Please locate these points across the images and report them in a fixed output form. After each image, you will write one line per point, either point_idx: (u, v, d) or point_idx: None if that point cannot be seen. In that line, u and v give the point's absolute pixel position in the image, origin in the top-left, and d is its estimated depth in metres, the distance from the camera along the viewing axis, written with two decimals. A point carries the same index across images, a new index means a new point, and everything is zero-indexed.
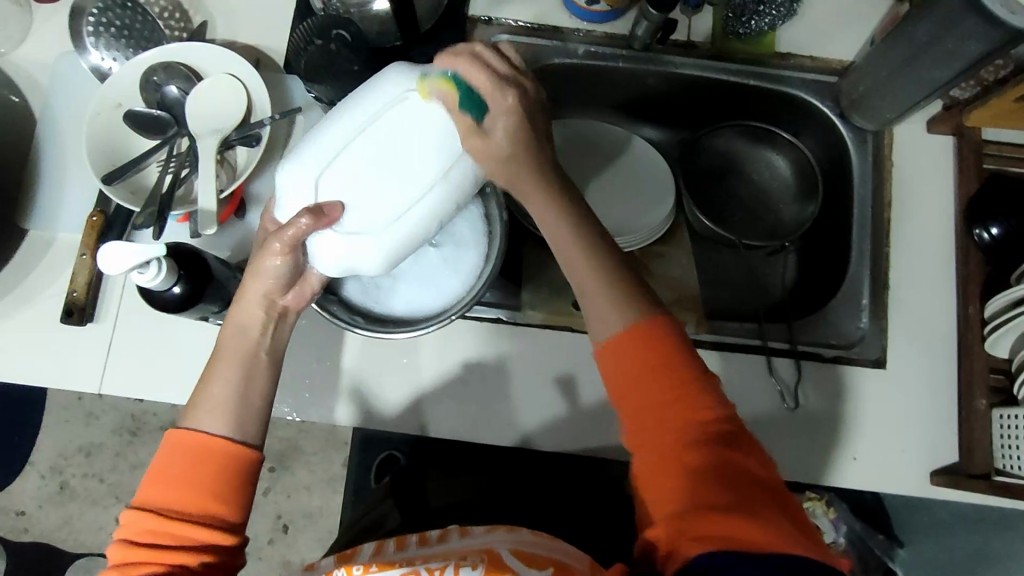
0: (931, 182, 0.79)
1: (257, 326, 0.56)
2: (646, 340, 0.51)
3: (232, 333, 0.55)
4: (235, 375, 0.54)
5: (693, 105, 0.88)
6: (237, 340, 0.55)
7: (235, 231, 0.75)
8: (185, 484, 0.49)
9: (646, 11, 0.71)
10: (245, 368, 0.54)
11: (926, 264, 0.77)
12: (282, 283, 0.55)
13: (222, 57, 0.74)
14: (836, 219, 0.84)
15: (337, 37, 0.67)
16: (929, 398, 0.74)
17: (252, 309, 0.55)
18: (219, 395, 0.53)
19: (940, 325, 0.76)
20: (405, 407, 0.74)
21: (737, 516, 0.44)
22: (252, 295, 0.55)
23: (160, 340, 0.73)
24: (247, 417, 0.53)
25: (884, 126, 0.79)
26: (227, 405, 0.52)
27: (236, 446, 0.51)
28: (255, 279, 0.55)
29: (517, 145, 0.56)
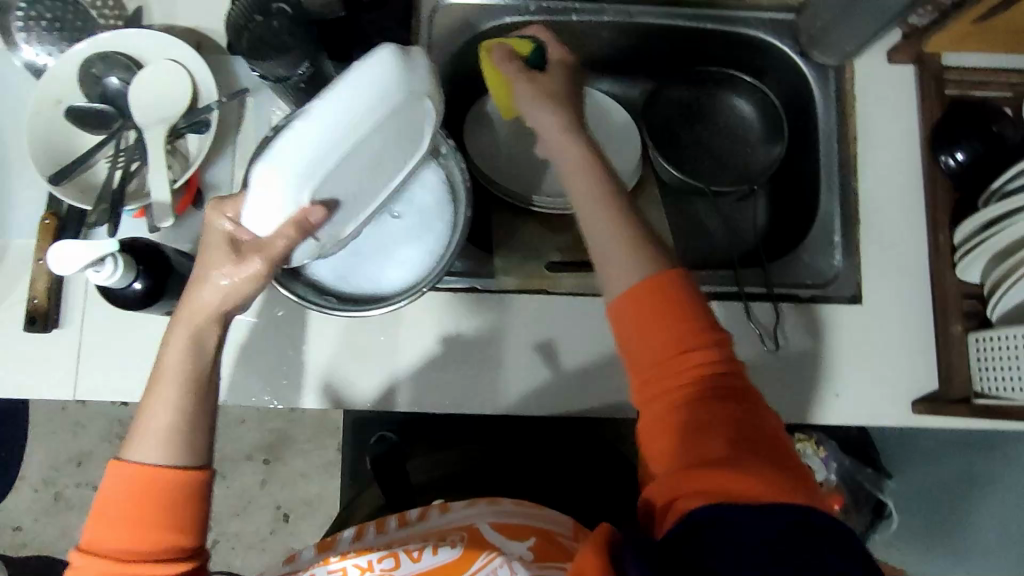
0: (896, 113, 0.79)
1: (207, 344, 0.50)
2: (670, 307, 0.50)
3: (175, 353, 0.50)
4: (185, 400, 0.49)
5: (652, 55, 0.86)
6: (181, 361, 0.50)
7: (195, 222, 0.73)
8: (135, 524, 0.47)
9: None
10: (192, 391, 0.50)
11: (895, 195, 0.77)
12: (231, 294, 0.50)
13: (161, 42, 0.71)
14: (803, 159, 0.83)
15: (279, 12, 0.65)
16: (906, 329, 0.75)
17: (192, 327, 0.50)
18: (164, 424, 0.49)
19: (911, 256, 0.76)
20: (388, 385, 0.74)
21: (730, 473, 0.44)
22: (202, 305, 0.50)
23: (130, 340, 0.72)
24: (201, 442, 0.50)
25: (845, 61, 0.78)
26: (174, 434, 0.49)
27: (184, 474, 0.48)
28: (203, 292, 0.49)
29: (558, 107, 0.59)
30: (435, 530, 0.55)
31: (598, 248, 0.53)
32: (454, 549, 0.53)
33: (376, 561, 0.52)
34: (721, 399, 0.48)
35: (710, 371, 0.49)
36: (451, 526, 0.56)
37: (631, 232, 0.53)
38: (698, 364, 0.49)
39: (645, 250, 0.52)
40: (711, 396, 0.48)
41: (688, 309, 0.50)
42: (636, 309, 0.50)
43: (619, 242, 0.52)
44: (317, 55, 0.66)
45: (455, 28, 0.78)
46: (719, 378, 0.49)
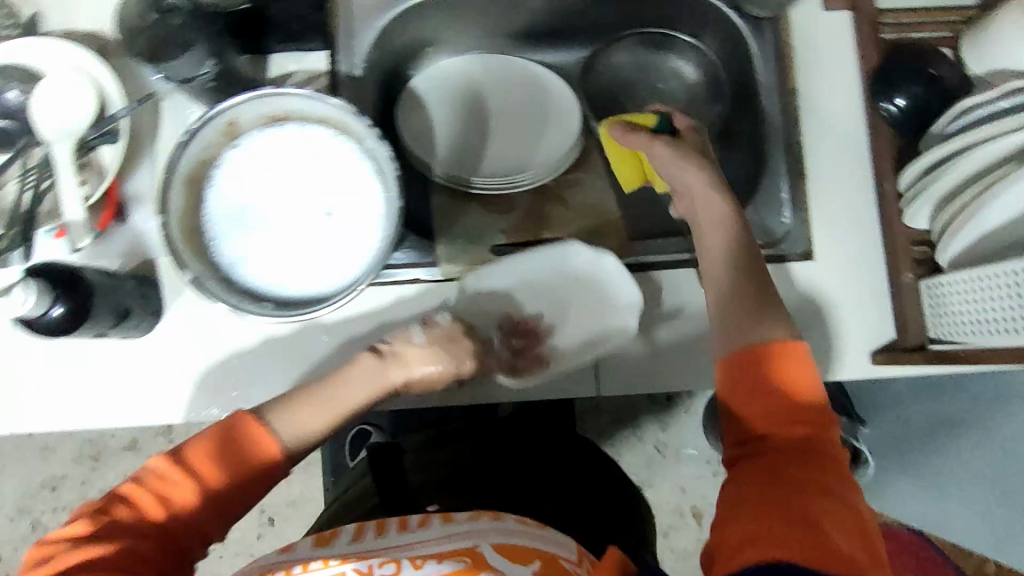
0: (833, 64, 0.78)
1: (357, 396, 0.58)
2: (778, 373, 0.52)
3: (314, 405, 0.56)
4: (320, 421, 0.55)
5: (586, 21, 0.84)
6: (328, 395, 0.57)
7: (121, 237, 0.69)
8: (248, 475, 0.51)
9: None
10: (336, 416, 0.57)
11: (838, 146, 0.76)
12: (389, 386, 0.59)
13: (60, 50, 0.67)
14: (746, 116, 0.81)
15: (173, 8, 0.61)
16: (858, 281, 0.74)
17: (358, 385, 0.58)
18: (287, 430, 0.54)
19: (860, 206, 0.75)
20: None
21: (806, 534, 0.43)
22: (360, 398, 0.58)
23: (62, 367, 0.68)
24: (308, 447, 0.55)
25: (778, 12, 0.76)
26: (300, 439, 0.54)
27: (271, 466, 0.52)
28: (394, 368, 0.60)
29: (705, 167, 0.65)
30: (428, 552, 0.49)
31: (716, 293, 0.60)
32: (440, 565, 0.48)
33: (377, 566, 0.48)
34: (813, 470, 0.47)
35: (818, 446, 0.49)
36: (438, 547, 0.49)
37: (737, 273, 0.60)
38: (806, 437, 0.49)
39: (759, 297, 0.58)
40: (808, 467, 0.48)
41: (801, 385, 0.52)
42: (742, 369, 0.53)
43: (727, 282, 0.60)
44: (225, 50, 0.63)
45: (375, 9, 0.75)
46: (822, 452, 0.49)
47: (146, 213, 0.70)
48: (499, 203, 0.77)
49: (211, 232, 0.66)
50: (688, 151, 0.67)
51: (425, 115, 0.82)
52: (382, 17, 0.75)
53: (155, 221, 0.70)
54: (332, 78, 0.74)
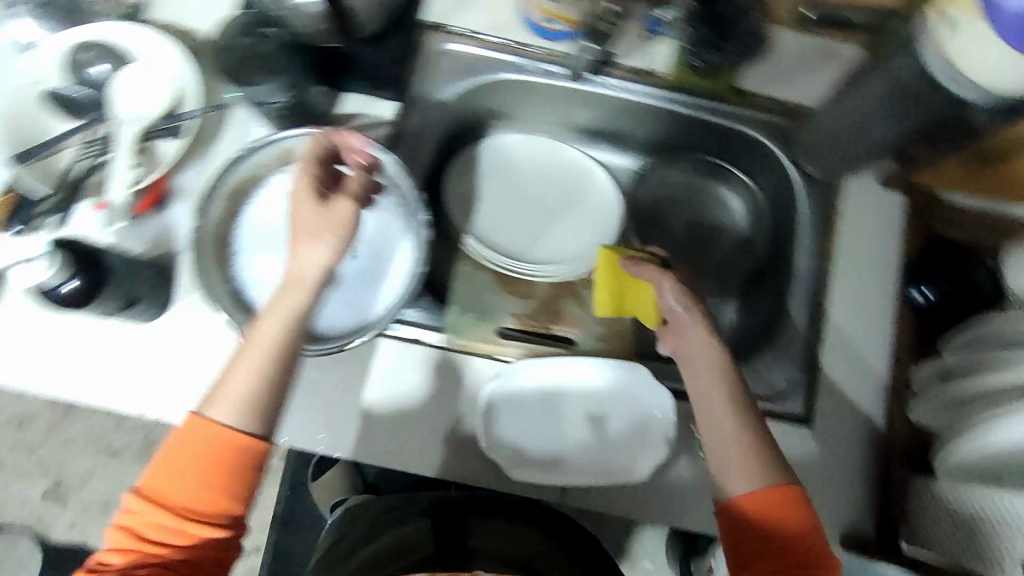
0: (877, 240, 0.78)
1: (278, 333, 0.56)
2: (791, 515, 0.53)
3: (270, 327, 0.57)
4: (250, 374, 0.55)
5: (649, 134, 0.86)
6: (274, 338, 0.56)
7: (150, 226, 0.70)
8: (216, 480, 0.53)
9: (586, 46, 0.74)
10: (272, 357, 0.56)
11: (866, 320, 0.75)
12: (291, 317, 0.57)
13: (155, 40, 0.71)
14: (780, 264, 0.82)
15: (271, 35, 0.65)
16: (853, 461, 0.71)
17: (272, 325, 0.57)
18: (240, 386, 0.55)
19: (873, 387, 0.74)
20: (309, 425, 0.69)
21: None
22: (265, 332, 0.56)
23: (45, 332, 0.67)
24: (265, 410, 0.55)
25: (832, 176, 0.78)
26: (240, 397, 0.54)
27: (250, 442, 0.54)
28: (291, 300, 0.58)
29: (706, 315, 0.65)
30: None
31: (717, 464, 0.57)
32: None
33: None
34: None
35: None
36: None
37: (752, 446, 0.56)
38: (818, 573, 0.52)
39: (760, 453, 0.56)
40: None
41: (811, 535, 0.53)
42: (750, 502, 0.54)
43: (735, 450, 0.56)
44: (304, 84, 0.66)
45: (454, 76, 0.78)
46: None
47: (181, 208, 0.71)
48: (522, 287, 0.78)
49: (235, 242, 0.67)
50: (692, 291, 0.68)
51: (474, 181, 0.85)
52: (462, 86, 0.78)
53: (187, 218, 0.71)
54: (396, 126, 0.76)
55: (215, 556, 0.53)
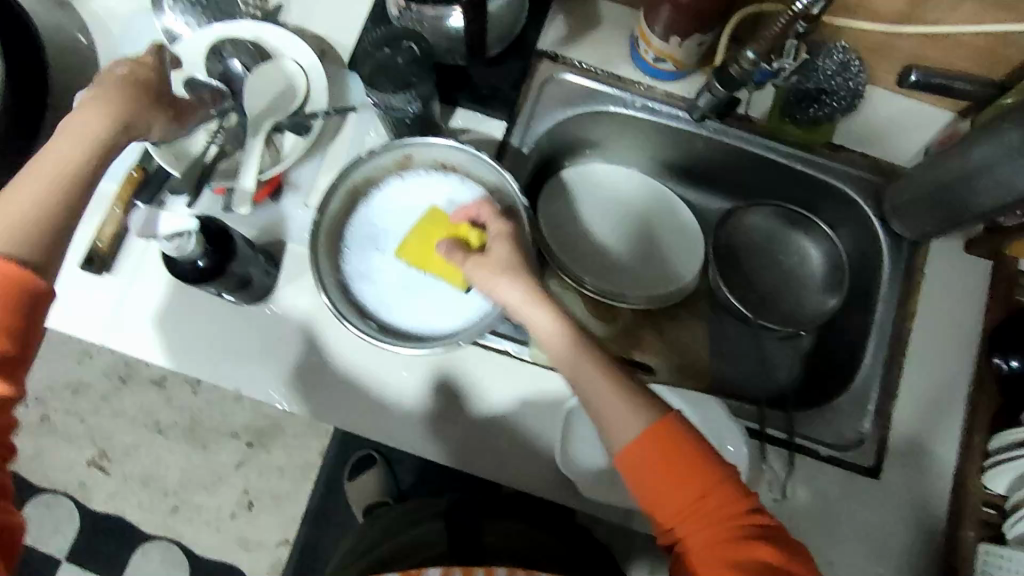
0: (958, 304, 0.78)
1: (72, 155, 0.55)
2: (680, 444, 0.53)
3: (60, 156, 0.55)
4: (37, 187, 0.53)
5: (736, 179, 0.88)
6: (52, 166, 0.54)
7: (267, 214, 0.76)
8: (1, 331, 0.50)
9: (711, 85, 0.71)
10: (55, 181, 0.54)
11: (941, 380, 0.76)
12: (86, 157, 0.56)
13: (291, 42, 0.76)
14: (856, 316, 0.83)
15: (407, 50, 0.67)
16: (915, 516, 0.73)
17: (67, 148, 0.55)
18: (16, 207, 0.52)
19: (943, 446, 0.74)
20: (394, 417, 0.72)
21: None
22: (61, 158, 0.55)
23: (173, 307, 0.74)
24: (27, 237, 0.52)
25: (921, 238, 0.78)
26: (20, 218, 0.52)
27: (19, 272, 0.51)
28: (61, 144, 0.56)
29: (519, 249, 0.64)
30: None
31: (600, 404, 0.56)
32: None
33: None
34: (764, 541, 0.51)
35: (743, 517, 0.52)
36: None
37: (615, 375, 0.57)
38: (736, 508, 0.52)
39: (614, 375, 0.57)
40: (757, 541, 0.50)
41: (701, 453, 0.53)
42: (660, 450, 0.53)
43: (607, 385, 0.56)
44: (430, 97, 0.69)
45: (560, 103, 0.81)
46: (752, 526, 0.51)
47: (296, 200, 0.76)
48: (606, 311, 0.81)
49: (347, 237, 0.72)
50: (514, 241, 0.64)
51: (563, 204, 0.88)
52: (566, 112, 0.81)
53: (301, 210, 0.76)
54: (501, 145, 0.79)
55: None
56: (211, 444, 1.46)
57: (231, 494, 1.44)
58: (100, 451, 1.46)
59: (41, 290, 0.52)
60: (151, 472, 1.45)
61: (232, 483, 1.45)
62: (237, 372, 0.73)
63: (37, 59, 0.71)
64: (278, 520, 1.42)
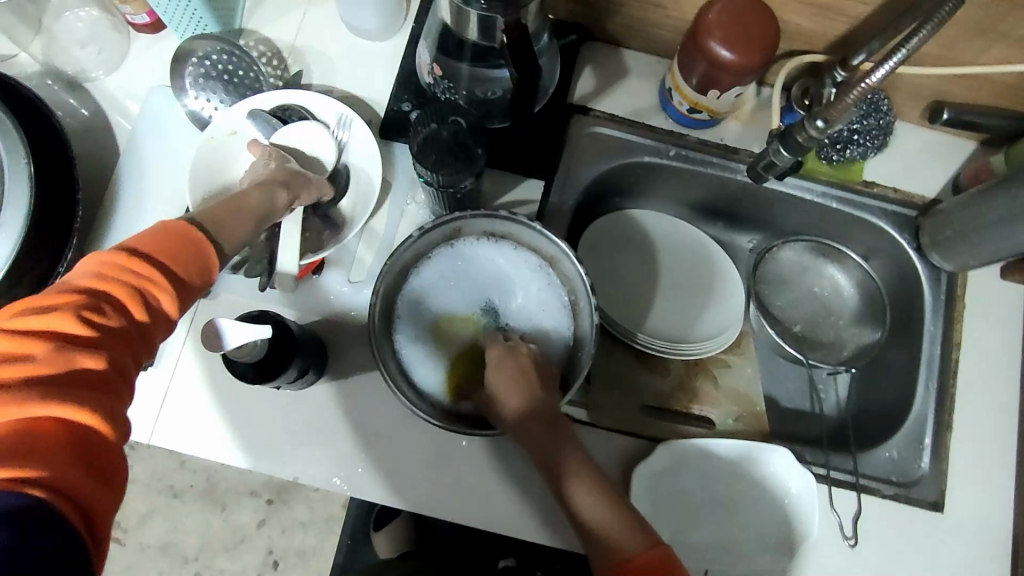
0: (999, 331, 0.80)
1: (258, 198, 0.59)
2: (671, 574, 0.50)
3: (256, 197, 0.59)
4: (246, 226, 0.57)
5: (769, 217, 0.89)
6: (249, 205, 0.58)
7: (311, 293, 0.73)
8: (165, 250, 0.49)
9: (776, 151, 0.66)
10: (252, 218, 0.58)
11: (989, 408, 0.78)
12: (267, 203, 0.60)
13: (322, 105, 0.73)
14: (899, 348, 0.84)
15: (455, 123, 0.67)
16: (981, 545, 0.74)
17: (255, 192, 0.59)
18: (213, 215, 0.55)
19: (999, 474, 0.76)
20: (459, 496, 0.70)
21: None
22: (245, 198, 0.58)
23: (220, 396, 0.71)
24: (228, 236, 0.55)
25: (962, 270, 0.79)
26: (218, 221, 0.55)
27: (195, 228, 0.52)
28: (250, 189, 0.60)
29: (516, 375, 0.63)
30: None
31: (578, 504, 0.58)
32: None
33: None
34: None
35: None
36: None
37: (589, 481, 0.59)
38: None
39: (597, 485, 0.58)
40: None
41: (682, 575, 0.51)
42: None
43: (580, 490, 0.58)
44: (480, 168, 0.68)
45: (597, 159, 0.81)
46: None
47: (340, 276, 0.74)
48: (657, 364, 0.80)
49: (399, 308, 0.69)
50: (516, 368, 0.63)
51: (602, 254, 0.86)
52: (603, 166, 0.81)
53: (347, 287, 0.74)
54: (541, 204, 0.78)
55: (131, 338, 0.47)
56: (230, 505, 1.41)
57: (254, 556, 1.39)
58: (113, 522, 1.38)
59: (212, 267, 0.52)
60: (168, 540, 1.39)
61: (255, 543, 1.39)
62: (297, 461, 0.70)
63: (62, 148, 0.67)
64: None
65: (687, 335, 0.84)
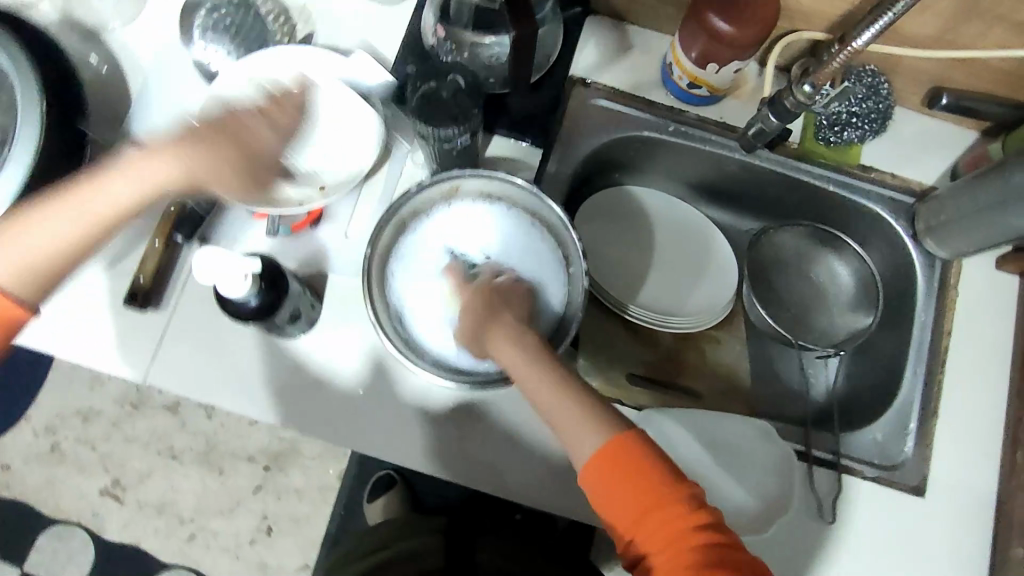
0: (991, 322, 0.80)
1: (125, 196, 0.56)
2: (645, 466, 0.52)
3: (96, 198, 0.55)
4: (67, 225, 0.54)
5: (767, 200, 0.89)
6: (88, 203, 0.55)
7: (308, 245, 0.75)
8: None
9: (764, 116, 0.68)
10: (91, 222, 0.55)
11: (978, 396, 0.77)
12: (122, 198, 0.56)
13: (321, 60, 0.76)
14: (891, 334, 0.84)
15: (452, 82, 0.68)
16: (963, 533, 0.73)
17: (104, 198, 0.55)
18: (19, 244, 0.53)
19: (984, 464, 0.75)
20: (441, 450, 0.71)
21: None
22: (117, 202, 0.56)
23: (212, 341, 0.72)
24: (37, 276, 0.55)
25: (955, 257, 0.79)
26: (24, 263, 0.54)
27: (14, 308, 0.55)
28: (117, 179, 0.55)
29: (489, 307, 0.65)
30: None
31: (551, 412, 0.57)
32: None
33: None
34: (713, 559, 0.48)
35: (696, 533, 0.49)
36: None
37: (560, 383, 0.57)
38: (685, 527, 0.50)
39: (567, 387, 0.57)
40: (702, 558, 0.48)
41: (654, 467, 0.52)
42: (614, 473, 0.52)
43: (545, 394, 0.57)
44: (477, 128, 0.69)
45: (595, 131, 0.82)
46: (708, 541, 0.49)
47: (338, 232, 0.76)
48: (644, 335, 0.83)
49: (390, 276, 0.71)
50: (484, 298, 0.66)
51: (597, 227, 0.87)
52: (602, 137, 0.82)
53: (344, 242, 0.76)
54: (539, 170, 0.80)
55: None
56: (227, 469, 1.41)
57: (249, 520, 1.40)
58: (113, 479, 1.41)
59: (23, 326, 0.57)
60: (166, 499, 1.41)
61: (251, 507, 1.41)
62: (283, 408, 0.71)
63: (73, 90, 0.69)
64: (298, 545, 1.39)
65: (678, 310, 0.85)
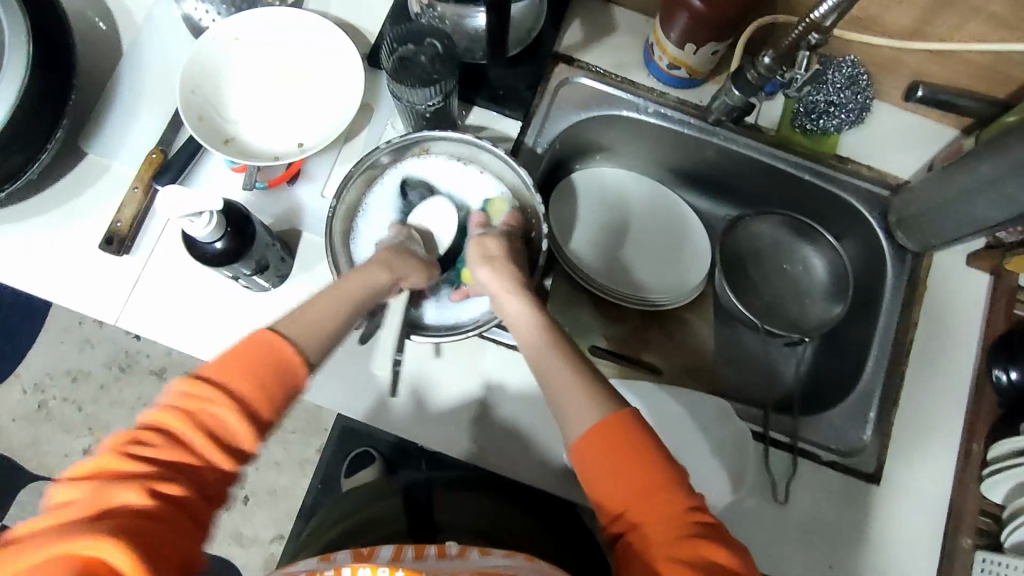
0: (960, 317, 0.80)
1: (356, 290, 0.61)
2: (629, 439, 0.52)
3: (354, 285, 0.62)
4: (341, 306, 0.60)
5: (744, 187, 0.90)
6: (356, 286, 0.62)
7: (283, 201, 0.76)
8: None
9: (728, 89, 0.73)
10: (343, 302, 0.60)
11: (942, 389, 0.77)
12: (375, 288, 0.63)
13: (306, 22, 0.77)
14: (859, 325, 0.84)
15: (430, 47, 0.69)
16: (920, 522, 0.72)
17: (354, 282, 0.62)
18: (312, 316, 0.57)
19: (944, 454, 0.75)
20: (390, 403, 0.72)
21: (700, 559, 0.47)
22: (347, 286, 0.61)
23: (185, 289, 0.74)
24: (322, 341, 0.56)
25: (925, 250, 0.80)
26: (313, 326, 0.56)
27: None
28: (353, 277, 0.62)
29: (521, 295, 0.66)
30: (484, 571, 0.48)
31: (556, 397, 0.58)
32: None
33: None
34: (701, 542, 0.48)
35: (685, 514, 0.49)
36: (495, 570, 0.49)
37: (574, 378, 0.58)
38: (675, 506, 0.50)
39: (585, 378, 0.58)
40: (688, 541, 0.48)
41: (644, 443, 0.52)
42: (600, 444, 0.52)
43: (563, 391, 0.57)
44: (451, 92, 0.70)
45: (574, 107, 0.83)
46: (693, 522, 0.49)
47: (313, 190, 0.77)
48: (613, 311, 0.85)
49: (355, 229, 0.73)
50: (507, 276, 0.67)
51: (574, 203, 0.89)
52: (581, 114, 0.83)
53: (319, 200, 0.77)
54: (516, 143, 0.81)
55: None
56: None
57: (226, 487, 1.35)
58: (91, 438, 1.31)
59: None
60: None
61: None
62: None
63: (62, 35, 0.71)
64: (273, 516, 1.34)
65: (649, 291, 0.85)
